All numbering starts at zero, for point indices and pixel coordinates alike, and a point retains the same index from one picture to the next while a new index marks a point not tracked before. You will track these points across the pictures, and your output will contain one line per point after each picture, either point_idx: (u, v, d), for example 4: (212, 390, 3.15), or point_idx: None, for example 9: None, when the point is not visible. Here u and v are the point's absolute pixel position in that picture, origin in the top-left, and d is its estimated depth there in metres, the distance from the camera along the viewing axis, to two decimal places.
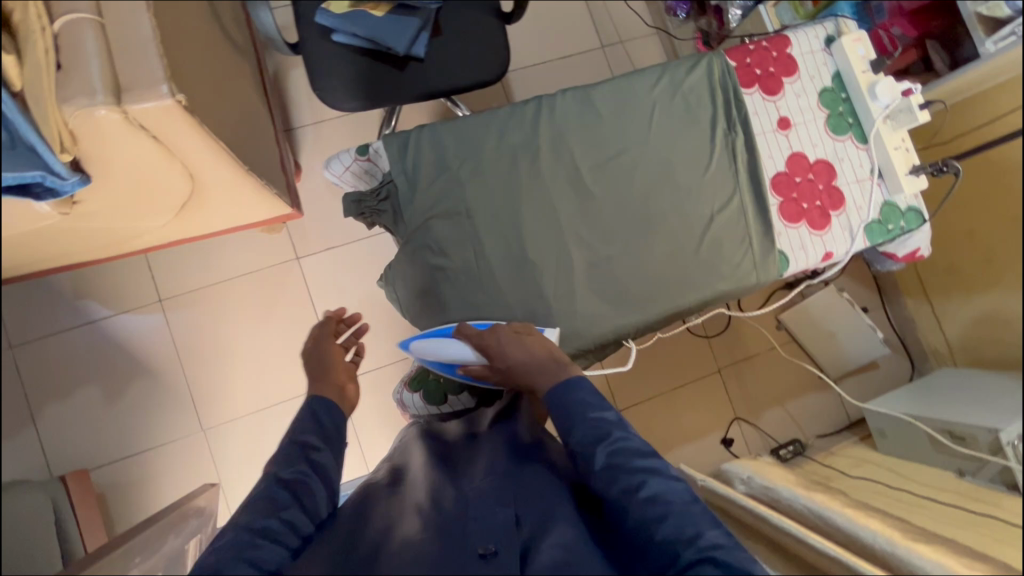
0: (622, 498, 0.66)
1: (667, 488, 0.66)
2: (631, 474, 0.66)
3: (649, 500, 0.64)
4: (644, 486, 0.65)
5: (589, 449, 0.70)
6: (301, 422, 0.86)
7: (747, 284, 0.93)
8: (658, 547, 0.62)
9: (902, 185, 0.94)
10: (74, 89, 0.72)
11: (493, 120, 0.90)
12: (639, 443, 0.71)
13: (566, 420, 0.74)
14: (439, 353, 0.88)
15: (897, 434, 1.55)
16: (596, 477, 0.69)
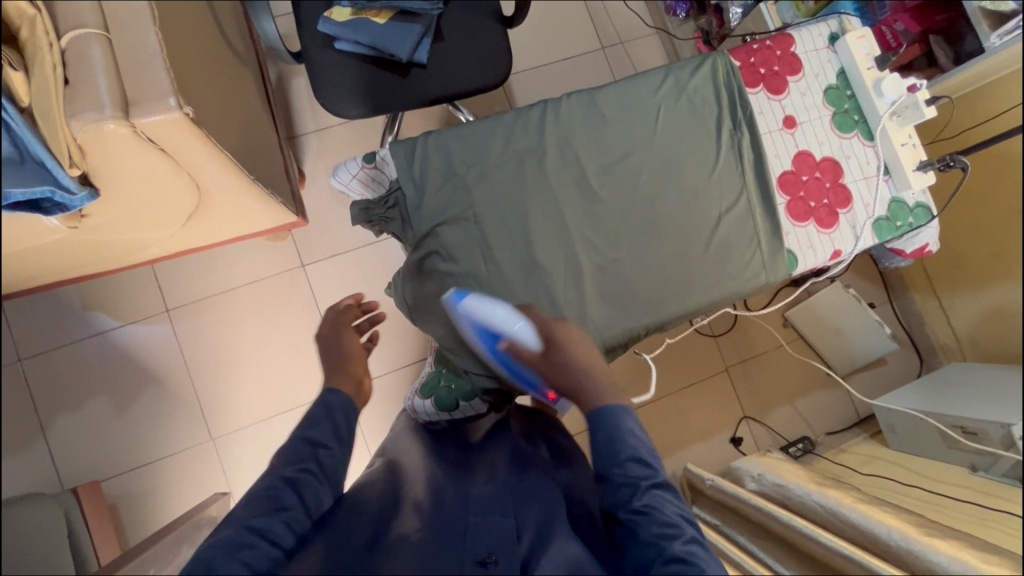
0: (648, 544, 0.65)
1: (698, 552, 0.64)
2: (668, 521, 0.66)
3: (680, 555, 0.63)
4: (679, 540, 0.64)
5: (633, 485, 0.69)
6: (313, 417, 0.85)
7: (757, 284, 0.92)
8: None
9: (910, 182, 0.94)
10: (82, 105, 0.72)
11: (498, 126, 0.90)
12: (677, 502, 0.70)
13: (612, 444, 0.74)
14: (489, 318, 0.85)
15: (908, 430, 1.55)
16: (629, 513, 0.68)
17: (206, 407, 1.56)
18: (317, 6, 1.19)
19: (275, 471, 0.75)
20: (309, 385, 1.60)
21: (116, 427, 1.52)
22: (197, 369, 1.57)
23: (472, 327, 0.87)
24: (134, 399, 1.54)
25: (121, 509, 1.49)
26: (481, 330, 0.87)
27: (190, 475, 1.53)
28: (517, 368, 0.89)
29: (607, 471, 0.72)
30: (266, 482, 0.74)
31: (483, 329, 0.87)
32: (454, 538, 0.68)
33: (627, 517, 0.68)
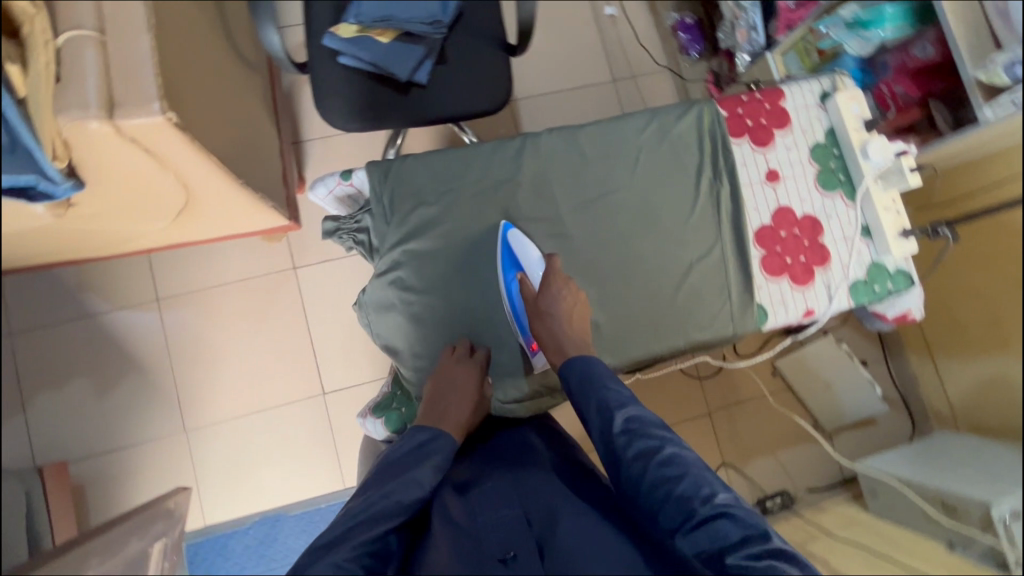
0: (633, 464, 0.71)
1: (682, 454, 0.71)
2: (649, 439, 0.72)
3: (665, 462, 0.69)
4: (660, 450, 0.70)
5: (608, 418, 0.75)
6: (406, 452, 0.79)
7: (724, 336, 0.91)
8: (674, 504, 0.66)
9: (890, 247, 0.92)
10: (70, 103, 0.75)
11: (477, 154, 0.91)
12: (652, 415, 0.75)
13: (584, 386, 0.79)
14: (520, 248, 0.89)
15: (887, 496, 1.50)
16: (612, 443, 0.74)
17: (185, 398, 1.58)
18: (326, 20, 1.22)
19: (387, 509, 0.70)
20: (288, 388, 1.61)
21: (95, 409, 1.54)
22: (179, 360, 1.59)
23: (502, 254, 0.89)
24: (114, 382, 1.56)
25: (88, 491, 1.50)
26: (508, 258, 0.89)
27: (162, 464, 1.55)
28: (520, 313, 0.91)
29: (583, 412, 0.77)
30: (378, 518, 0.69)
31: (510, 259, 0.90)
32: (466, 535, 0.72)
33: (611, 446, 0.74)
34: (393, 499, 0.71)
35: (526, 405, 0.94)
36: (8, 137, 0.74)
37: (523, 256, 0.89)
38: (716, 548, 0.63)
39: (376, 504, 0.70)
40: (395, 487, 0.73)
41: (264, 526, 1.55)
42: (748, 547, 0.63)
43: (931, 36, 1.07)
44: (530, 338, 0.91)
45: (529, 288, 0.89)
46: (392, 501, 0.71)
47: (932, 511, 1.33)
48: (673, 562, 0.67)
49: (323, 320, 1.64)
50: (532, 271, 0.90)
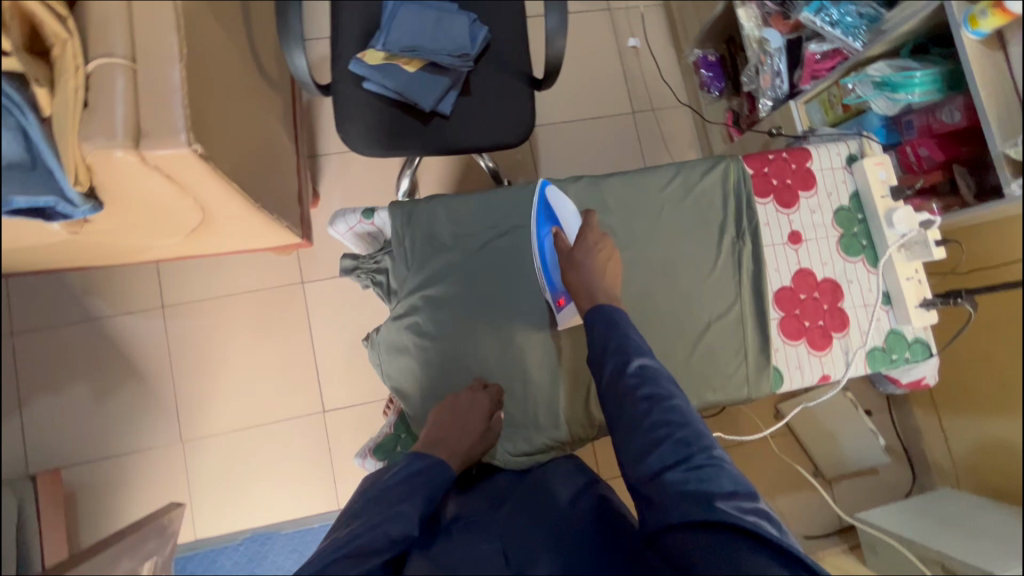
0: (639, 403, 0.71)
1: (687, 407, 0.71)
2: (659, 386, 0.72)
3: (673, 408, 0.69)
4: (670, 397, 0.71)
5: (625, 358, 0.74)
6: (402, 480, 0.75)
7: (738, 398, 0.90)
8: (673, 446, 0.66)
9: (911, 317, 0.91)
10: (95, 130, 0.74)
11: (499, 201, 0.94)
12: (664, 370, 0.75)
13: (607, 327, 0.78)
14: (557, 203, 0.91)
15: (889, 553, 1.48)
16: (622, 382, 0.73)
17: (184, 408, 1.56)
18: (352, 44, 1.21)
19: (373, 544, 0.66)
20: (288, 403, 1.60)
21: (93, 414, 1.53)
22: (181, 369, 1.58)
23: (539, 208, 0.90)
24: (114, 389, 1.55)
25: (79, 498, 1.48)
26: (544, 214, 0.91)
27: (155, 474, 1.53)
28: (549, 266, 0.90)
29: (600, 352, 0.77)
30: (362, 554, 0.65)
31: (545, 215, 0.91)
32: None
33: (619, 387, 0.73)
34: (381, 533, 0.67)
35: (534, 456, 0.91)
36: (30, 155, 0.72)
37: (559, 209, 0.91)
38: (707, 491, 0.62)
39: (362, 535, 0.67)
40: (383, 520, 0.68)
41: (254, 544, 1.52)
42: (736, 500, 0.62)
43: (959, 102, 1.07)
44: (558, 294, 0.90)
45: (560, 249, 0.88)
46: (380, 534, 0.67)
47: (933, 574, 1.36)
48: (653, 501, 0.64)
49: (328, 337, 1.63)
50: (568, 226, 0.91)
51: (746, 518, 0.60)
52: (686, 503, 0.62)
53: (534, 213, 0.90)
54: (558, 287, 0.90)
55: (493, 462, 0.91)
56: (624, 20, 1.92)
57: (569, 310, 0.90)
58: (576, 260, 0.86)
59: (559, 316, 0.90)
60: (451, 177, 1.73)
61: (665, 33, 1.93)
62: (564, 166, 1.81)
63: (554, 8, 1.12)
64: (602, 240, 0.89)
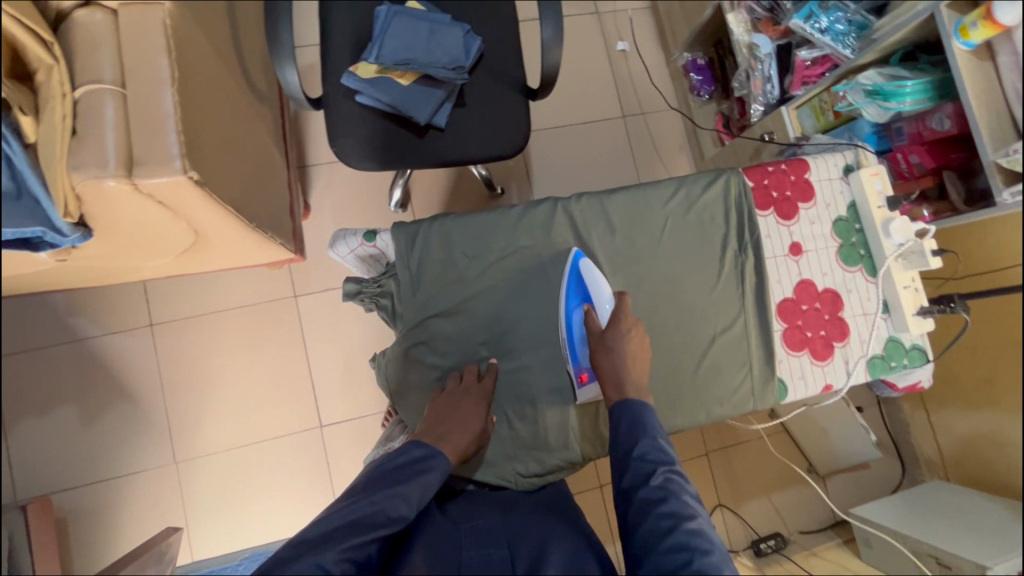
0: (659, 521, 0.68)
1: (711, 532, 0.68)
2: (683, 503, 0.69)
3: (694, 531, 0.66)
4: (693, 518, 0.68)
5: (649, 467, 0.73)
6: (402, 462, 0.77)
7: (743, 410, 0.92)
8: (693, 573, 0.62)
9: (908, 324, 0.93)
10: (87, 160, 0.72)
11: (504, 222, 0.92)
12: (691, 486, 0.73)
13: (632, 433, 0.77)
14: (592, 280, 0.89)
15: (884, 549, 1.51)
16: (644, 494, 0.71)
17: (176, 428, 1.53)
18: (343, 56, 1.19)
19: (372, 519, 0.68)
20: (284, 419, 1.57)
21: (81, 438, 1.49)
22: (172, 388, 1.54)
23: (570, 280, 0.90)
24: (102, 411, 1.50)
25: (70, 524, 1.44)
26: (576, 287, 0.90)
27: (149, 497, 1.49)
28: (574, 340, 0.90)
29: (624, 457, 0.75)
30: (360, 526, 0.67)
31: (576, 288, 0.91)
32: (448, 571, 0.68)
33: (640, 497, 0.72)
34: (380, 511, 0.69)
35: (545, 476, 0.91)
36: (15, 183, 0.68)
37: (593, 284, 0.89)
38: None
39: (362, 509, 0.69)
40: (383, 498, 0.70)
41: (254, 563, 1.49)
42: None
43: (949, 110, 1.08)
44: (580, 369, 0.90)
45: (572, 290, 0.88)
46: (379, 511, 0.69)
47: (926, 567, 1.39)
48: None
49: (323, 351, 1.61)
50: (600, 305, 0.90)
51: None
52: None
53: (564, 285, 0.90)
54: (581, 362, 0.90)
55: (504, 483, 0.90)
56: (612, 24, 1.91)
57: (590, 387, 0.90)
58: None
59: (579, 391, 0.90)
60: (444, 185, 1.71)
61: (654, 37, 1.93)
62: (556, 171, 1.80)
63: (549, 19, 1.11)
64: (634, 324, 0.87)
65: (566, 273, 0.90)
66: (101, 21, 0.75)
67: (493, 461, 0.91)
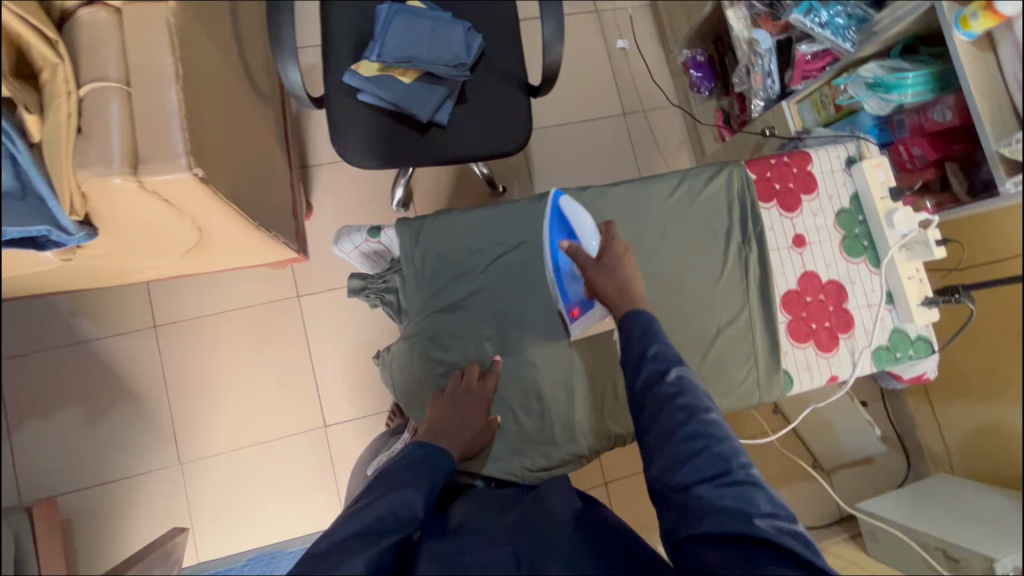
0: (675, 414, 0.70)
1: (724, 420, 0.71)
2: (698, 396, 0.72)
3: (710, 422, 0.69)
4: (707, 410, 0.70)
5: (663, 366, 0.73)
6: (409, 462, 0.77)
7: (749, 403, 0.92)
8: (713, 459, 0.66)
9: (913, 315, 0.93)
10: (92, 157, 0.72)
11: (507, 218, 0.94)
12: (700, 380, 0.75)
13: (643, 335, 0.78)
14: (573, 217, 0.89)
15: (890, 543, 1.51)
16: (659, 390, 0.73)
17: (181, 429, 1.53)
18: (345, 55, 1.19)
19: (383, 524, 0.68)
20: (288, 419, 1.57)
21: (85, 440, 1.49)
22: (176, 389, 1.54)
23: (552, 220, 0.90)
24: (106, 412, 1.50)
25: (75, 526, 1.44)
26: (559, 224, 0.91)
27: (154, 498, 1.49)
28: (563, 277, 0.91)
29: (638, 357, 0.76)
30: (372, 533, 0.66)
31: (559, 226, 0.91)
32: (449, 572, 0.67)
33: (655, 393, 0.73)
34: (393, 512, 0.69)
35: (551, 472, 0.91)
36: (19, 181, 0.71)
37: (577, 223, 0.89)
38: (743, 507, 0.64)
39: (375, 513, 0.68)
40: (391, 499, 0.70)
41: (258, 564, 1.49)
42: (771, 518, 0.64)
43: (949, 101, 1.09)
44: (573, 305, 0.92)
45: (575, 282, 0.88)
46: (390, 513, 0.69)
47: (934, 562, 1.38)
48: (685, 512, 0.66)
49: (326, 351, 1.61)
50: (587, 241, 0.89)
51: (783, 537, 0.62)
52: (724, 518, 0.63)
53: (546, 224, 0.91)
54: (572, 298, 0.91)
55: (511, 478, 0.90)
56: (612, 21, 1.92)
57: (584, 320, 0.92)
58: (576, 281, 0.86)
59: (573, 326, 0.92)
60: (445, 184, 1.72)
61: (654, 34, 1.94)
62: (557, 169, 1.80)
63: (550, 15, 1.11)
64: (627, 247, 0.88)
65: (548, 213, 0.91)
66: (105, 20, 0.75)
67: (498, 456, 0.90)
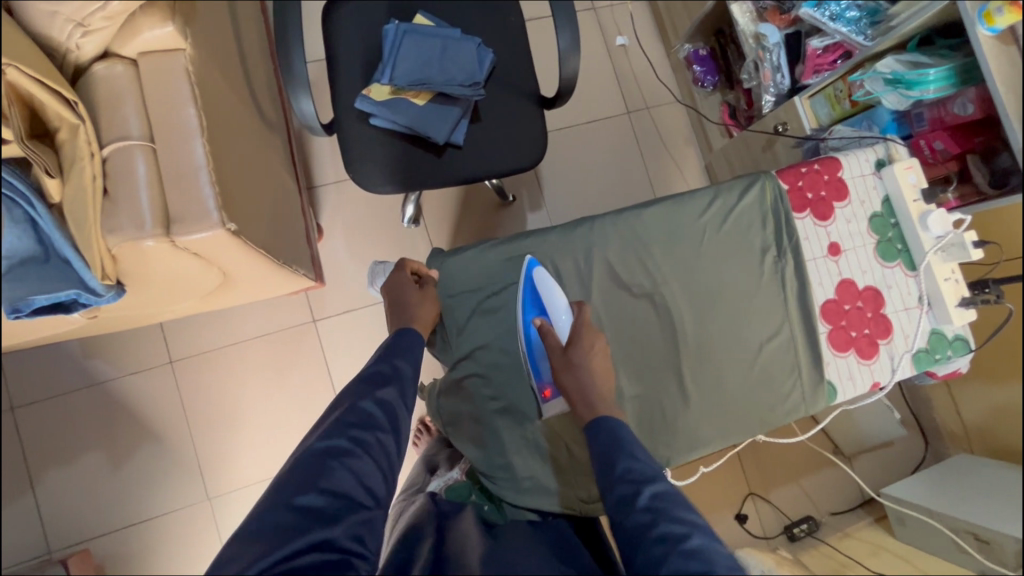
0: (653, 548, 0.64)
1: (711, 550, 0.63)
2: (675, 523, 0.65)
3: (691, 555, 0.61)
4: (687, 538, 0.63)
5: (633, 487, 0.69)
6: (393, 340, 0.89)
7: (795, 415, 0.94)
8: None
9: (951, 316, 0.94)
10: (123, 221, 0.70)
11: (544, 246, 0.92)
12: (681, 498, 0.69)
13: (610, 453, 0.75)
14: (546, 293, 0.89)
15: (918, 526, 1.53)
16: (632, 518, 0.67)
17: (206, 464, 1.51)
18: (354, 78, 1.16)
19: (365, 385, 0.80)
20: None
21: (110, 483, 1.46)
22: (197, 424, 1.52)
23: (526, 292, 0.91)
24: (130, 452, 1.48)
25: (108, 570, 1.43)
26: (533, 301, 0.91)
27: (186, 537, 1.48)
28: (535, 356, 0.91)
29: (608, 480, 0.72)
30: (353, 399, 0.78)
31: (533, 298, 0.91)
32: None
33: (629, 523, 0.67)
34: (377, 370, 0.82)
35: None
36: (43, 246, 0.73)
37: (550, 300, 0.90)
38: None
39: (364, 373, 0.82)
40: (365, 372, 0.82)
41: None
42: None
43: (971, 95, 1.08)
44: (545, 386, 0.91)
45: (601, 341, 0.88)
46: (376, 371, 0.82)
47: (968, 548, 1.37)
48: None
49: (346, 374, 1.59)
50: (558, 318, 0.89)
51: None
52: None
53: (522, 298, 0.90)
54: (544, 377, 0.91)
55: (570, 511, 0.90)
56: (611, 18, 1.88)
57: (556, 402, 0.91)
58: (577, 360, 0.85)
59: (545, 407, 0.91)
60: (454, 197, 1.69)
61: (653, 29, 1.91)
62: (565, 174, 1.78)
63: (565, 27, 1.09)
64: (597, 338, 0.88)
65: (522, 284, 0.91)
66: (122, 74, 0.72)
67: (552, 490, 0.90)
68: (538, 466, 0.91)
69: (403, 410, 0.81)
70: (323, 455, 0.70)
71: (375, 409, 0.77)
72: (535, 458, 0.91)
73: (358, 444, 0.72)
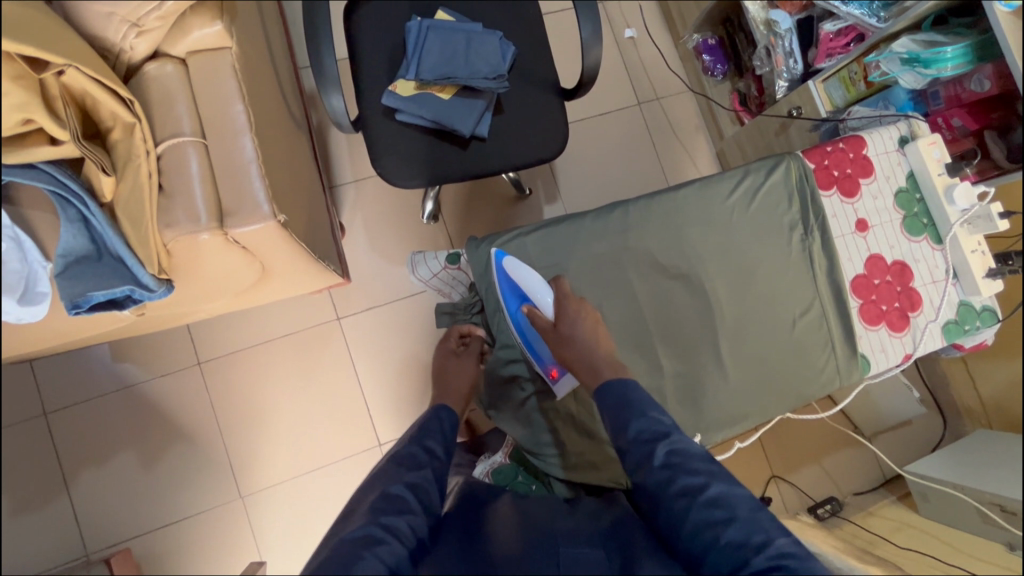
0: (677, 502, 0.68)
1: (729, 493, 0.68)
2: (692, 475, 0.69)
3: (713, 505, 0.67)
4: (706, 489, 0.68)
5: (649, 448, 0.71)
6: (425, 422, 0.89)
7: (830, 388, 0.97)
8: (724, 550, 0.64)
9: (979, 287, 0.98)
10: (179, 216, 0.75)
11: (579, 229, 0.94)
12: (694, 447, 0.72)
13: (622, 415, 0.76)
14: (521, 279, 0.91)
15: (939, 501, 1.54)
16: (651, 476, 0.71)
17: (237, 464, 1.52)
18: (378, 74, 1.18)
19: (398, 466, 0.78)
20: (343, 441, 1.57)
21: (143, 484, 1.48)
22: (227, 424, 1.53)
23: (503, 285, 0.93)
24: (162, 452, 1.50)
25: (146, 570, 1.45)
26: (511, 288, 0.93)
27: (221, 536, 1.49)
28: (531, 340, 0.95)
29: (620, 442, 0.74)
30: (386, 482, 0.75)
31: (512, 288, 0.94)
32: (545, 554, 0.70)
33: (648, 480, 0.71)
34: (410, 454, 0.81)
35: None
36: (95, 245, 0.74)
37: (526, 284, 0.91)
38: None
39: (398, 455, 0.81)
40: (397, 453, 0.81)
41: None
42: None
43: (988, 71, 1.11)
44: (550, 366, 0.94)
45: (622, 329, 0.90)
46: (409, 454, 0.81)
47: (992, 516, 1.38)
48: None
49: (372, 372, 1.60)
50: (540, 298, 0.91)
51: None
52: None
53: (500, 290, 0.93)
54: (546, 360, 0.94)
55: (615, 485, 0.93)
56: (619, 12, 1.90)
57: (565, 380, 0.94)
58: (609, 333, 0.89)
59: (556, 388, 0.94)
60: (472, 192, 1.71)
61: (660, 21, 1.93)
62: (580, 167, 1.79)
63: (586, 18, 1.11)
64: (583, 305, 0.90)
65: (496, 278, 0.93)
66: (172, 73, 0.77)
67: (597, 465, 0.94)
68: (581, 443, 0.95)
69: (434, 493, 0.78)
70: (354, 539, 0.66)
71: (407, 492, 0.74)
72: (578, 435, 0.95)
73: (390, 529, 0.69)
